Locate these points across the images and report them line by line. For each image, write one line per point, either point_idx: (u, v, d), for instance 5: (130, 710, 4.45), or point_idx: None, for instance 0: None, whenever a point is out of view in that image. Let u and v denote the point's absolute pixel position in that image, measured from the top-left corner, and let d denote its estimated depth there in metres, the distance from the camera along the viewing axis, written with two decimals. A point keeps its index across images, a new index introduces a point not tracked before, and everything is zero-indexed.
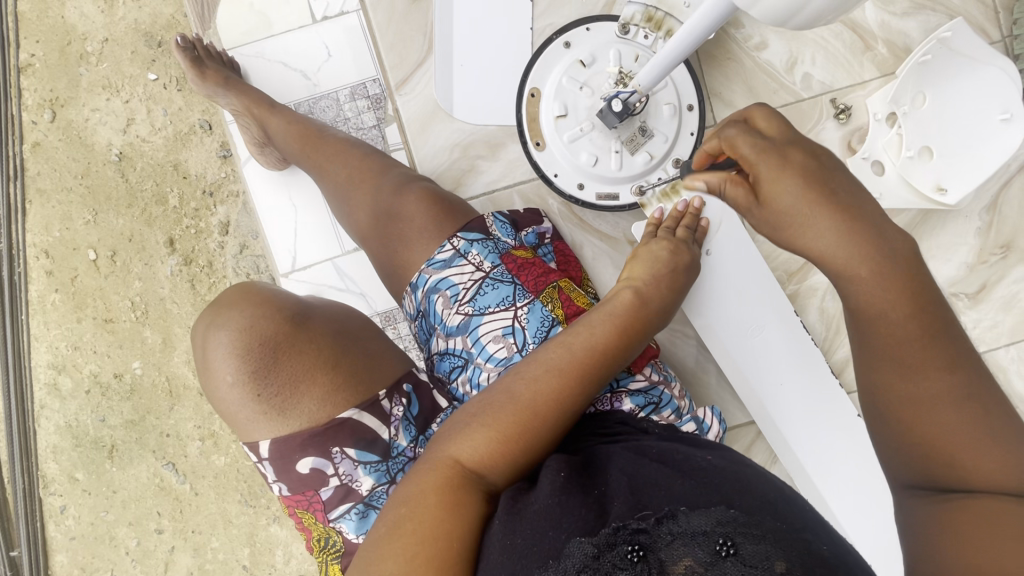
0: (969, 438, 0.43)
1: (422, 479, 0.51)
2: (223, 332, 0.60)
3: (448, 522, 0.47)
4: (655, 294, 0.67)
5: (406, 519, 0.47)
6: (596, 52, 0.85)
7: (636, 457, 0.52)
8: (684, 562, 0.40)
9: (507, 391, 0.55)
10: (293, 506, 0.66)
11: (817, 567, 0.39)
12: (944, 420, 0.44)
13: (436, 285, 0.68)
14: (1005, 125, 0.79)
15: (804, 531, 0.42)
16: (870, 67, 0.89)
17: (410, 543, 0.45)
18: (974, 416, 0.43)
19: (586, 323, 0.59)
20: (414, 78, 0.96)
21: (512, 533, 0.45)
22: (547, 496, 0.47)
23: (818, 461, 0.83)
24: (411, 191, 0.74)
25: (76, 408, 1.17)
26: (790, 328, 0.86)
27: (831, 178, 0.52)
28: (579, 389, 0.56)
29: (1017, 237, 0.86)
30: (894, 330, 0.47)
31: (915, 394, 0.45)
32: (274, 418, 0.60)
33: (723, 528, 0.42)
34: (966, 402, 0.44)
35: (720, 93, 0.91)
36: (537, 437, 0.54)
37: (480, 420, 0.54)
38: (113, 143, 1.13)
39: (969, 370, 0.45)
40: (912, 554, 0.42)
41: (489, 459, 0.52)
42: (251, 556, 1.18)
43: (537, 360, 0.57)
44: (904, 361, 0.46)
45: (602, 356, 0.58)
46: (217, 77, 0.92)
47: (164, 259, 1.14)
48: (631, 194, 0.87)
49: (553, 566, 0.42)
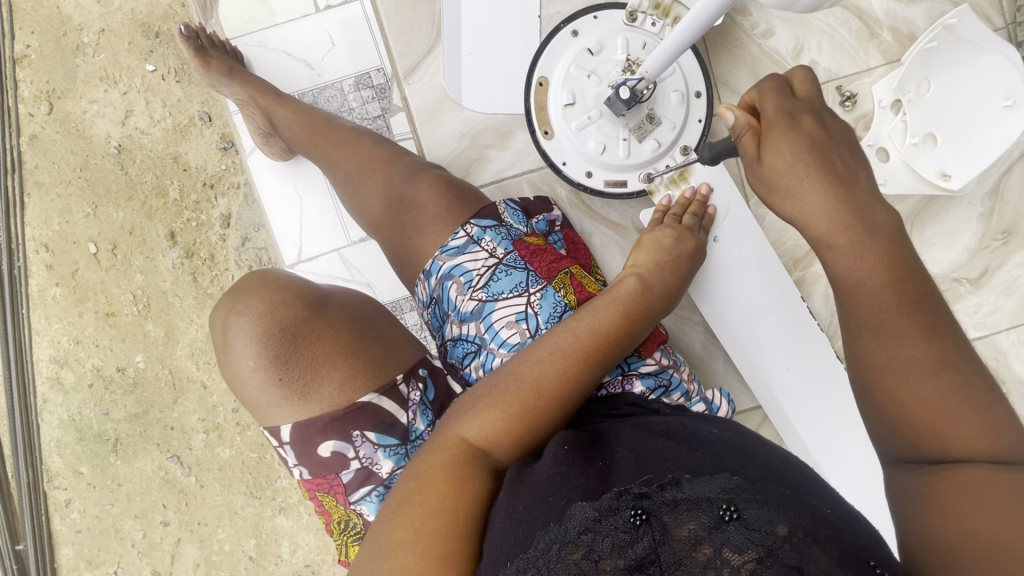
0: (949, 407, 0.43)
1: (430, 457, 0.52)
2: (244, 318, 0.60)
3: (455, 497, 0.48)
4: (661, 283, 0.68)
5: (413, 493, 0.49)
6: (604, 40, 0.85)
7: (643, 432, 0.53)
8: (687, 526, 0.41)
9: (513, 372, 0.56)
10: (313, 489, 0.67)
11: (818, 528, 0.40)
12: (920, 388, 0.44)
13: (449, 272, 0.69)
14: (1009, 111, 0.79)
15: (809, 495, 0.43)
16: (875, 54, 0.90)
17: (418, 514, 0.47)
18: (953, 385, 0.44)
19: (590, 307, 0.60)
20: (420, 68, 0.96)
21: (515, 501, 0.47)
22: (550, 464, 0.48)
23: (824, 442, 0.85)
24: (424, 178, 0.74)
25: (80, 401, 1.17)
26: (795, 313, 0.87)
27: (832, 149, 0.53)
28: (584, 370, 0.57)
29: (1018, 222, 0.87)
30: (876, 299, 0.48)
31: (895, 361, 0.45)
32: (296, 402, 0.61)
33: (727, 494, 0.42)
34: (945, 369, 0.44)
35: (726, 81, 0.92)
36: (544, 416, 0.54)
37: (488, 400, 0.54)
38: (111, 135, 1.12)
39: (948, 340, 0.45)
40: (904, 523, 0.42)
41: (496, 438, 0.53)
42: (257, 547, 1.19)
43: (543, 342, 0.58)
44: (886, 330, 0.46)
45: (605, 338, 0.58)
46: (221, 67, 0.92)
47: (166, 252, 1.13)
48: (639, 182, 0.87)
49: (555, 528, 0.43)
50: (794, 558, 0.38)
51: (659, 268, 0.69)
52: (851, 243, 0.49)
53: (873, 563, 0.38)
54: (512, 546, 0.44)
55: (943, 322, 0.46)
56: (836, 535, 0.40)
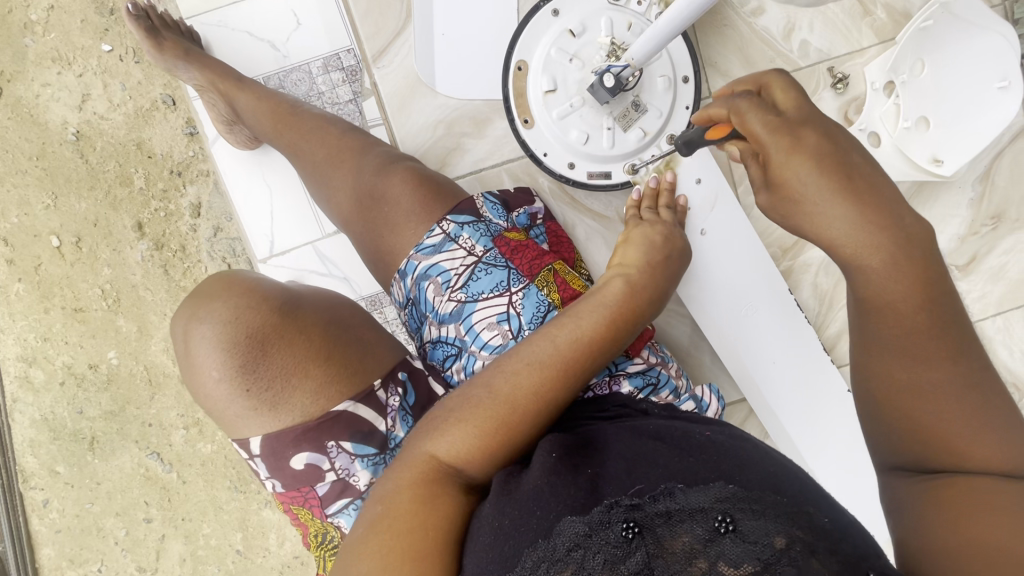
0: (973, 430, 0.42)
1: (400, 476, 0.50)
2: (206, 324, 0.57)
3: (424, 517, 0.47)
4: (648, 283, 0.64)
5: (383, 517, 0.47)
6: (586, 21, 0.80)
7: (633, 435, 0.51)
8: (682, 538, 0.40)
9: (486, 386, 0.53)
10: (288, 502, 0.64)
11: (818, 539, 0.39)
12: (940, 411, 0.43)
13: (426, 272, 0.65)
14: (1003, 93, 0.78)
15: (805, 503, 0.42)
16: (869, 33, 0.87)
17: (388, 539, 0.46)
18: (974, 405, 0.43)
19: (570, 315, 0.56)
20: (393, 49, 0.91)
21: (501, 514, 0.45)
22: (538, 475, 0.47)
23: (807, 432, 0.84)
24: (396, 170, 0.70)
25: (52, 400, 1.13)
26: (784, 304, 0.85)
27: (846, 158, 0.47)
28: (561, 381, 0.54)
29: (1008, 207, 0.86)
30: (903, 323, 0.44)
31: (916, 384, 0.44)
32: (265, 414, 0.58)
33: (723, 504, 0.41)
34: (966, 391, 0.43)
35: (715, 63, 0.88)
36: (518, 430, 0.52)
37: (458, 415, 0.52)
38: (68, 121, 1.05)
39: (969, 356, 0.44)
40: (907, 535, 0.42)
41: (468, 453, 0.51)
42: (244, 540, 1.17)
43: (519, 354, 0.55)
44: (910, 352, 0.44)
45: (588, 346, 0.55)
46: (176, 49, 0.85)
47: (134, 244, 1.08)
48: (623, 173, 0.84)
49: (543, 545, 0.42)
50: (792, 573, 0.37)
51: (643, 266, 0.66)
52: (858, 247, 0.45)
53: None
54: (497, 564, 0.42)
55: (965, 339, 0.45)
56: (835, 546, 0.39)
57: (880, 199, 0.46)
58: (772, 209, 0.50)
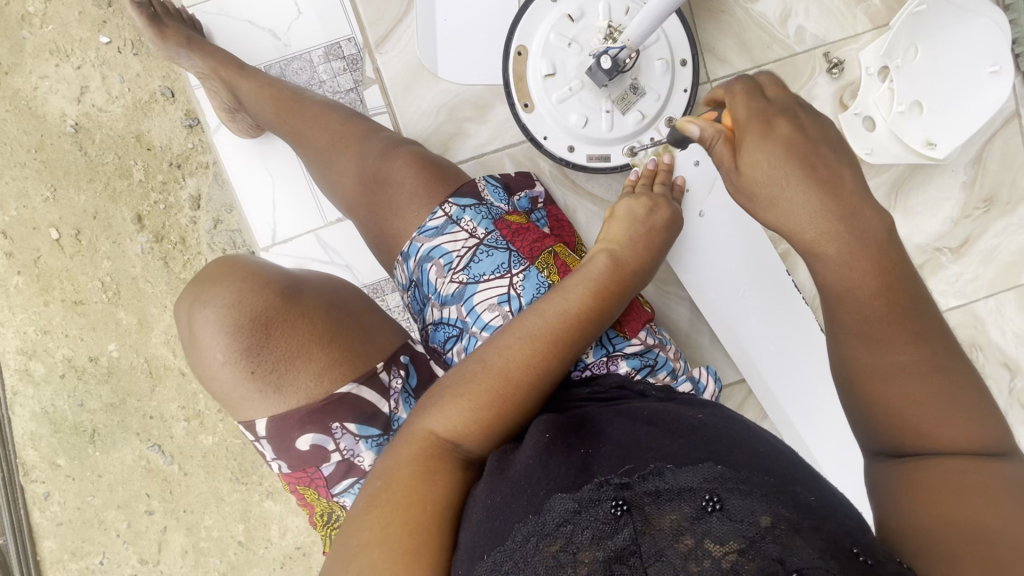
0: (941, 412, 0.43)
1: (399, 453, 0.52)
2: (209, 309, 0.57)
3: (422, 491, 0.48)
4: (630, 257, 0.66)
5: (381, 491, 0.49)
6: (584, 6, 0.81)
7: (627, 419, 0.52)
8: (670, 516, 0.41)
9: (480, 360, 0.55)
10: (293, 483, 0.65)
11: (802, 518, 0.40)
12: (907, 390, 0.44)
13: (429, 254, 0.66)
14: (994, 78, 0.80)
15: (793, 483, 0.43)
16: (863, 19, 0.88)
17: (386, 512, 0.47)
18: (941, 386, 0.44)
19: (560, 288, 0.58)
20: (395, 36, 0.91)
21: (494, 492, 0.47)
22: (530, 454, 0.48)
23: (803, 413, 0.86)
24: (398, 155, 0.71)
25: (52, 393, 1.13)
26: (781, 290, 0.86)
27: (816, 151, 0.50)
28: (552, 353, 0.55)
29: (999, 190, 0.88)
30: (866, 308, 0.47)
31: (881, 366, 0.46)
32: (270, 396, 0.59)
33: (711, 484, 0.42)
34: (933, 373, 0.44)
35: (713, 48, 0.89)
36: (513, 405, 0.54)
37: (454, 391, 0.54)
38: (67, 114, 1.05)
39: (938, 342, 0.46)
40: (883, 513, 0.42)
41: (465, 429, 0.52)
42: (246, 531, 1.18)
43: (511, 328, 0.56)
44: (875, 337, 0.46)
45: (576, 318, 0.57)
46: (177, 37, 0.86)
47: (134, 236, 1.08)
48: (622, 155, 0.85)
49: (533, 520, 0.43)
50: (776, 549, 0.37)
51: (643, 245, 0.68)
52: (823, 235, 0.48)
53: (856, 551, 0.37)
54: (487, 540, 0.43)
55: (935, 328, 0.46)
56: (820, 523, 0.40)
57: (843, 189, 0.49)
58: (755, 193, 0.52)
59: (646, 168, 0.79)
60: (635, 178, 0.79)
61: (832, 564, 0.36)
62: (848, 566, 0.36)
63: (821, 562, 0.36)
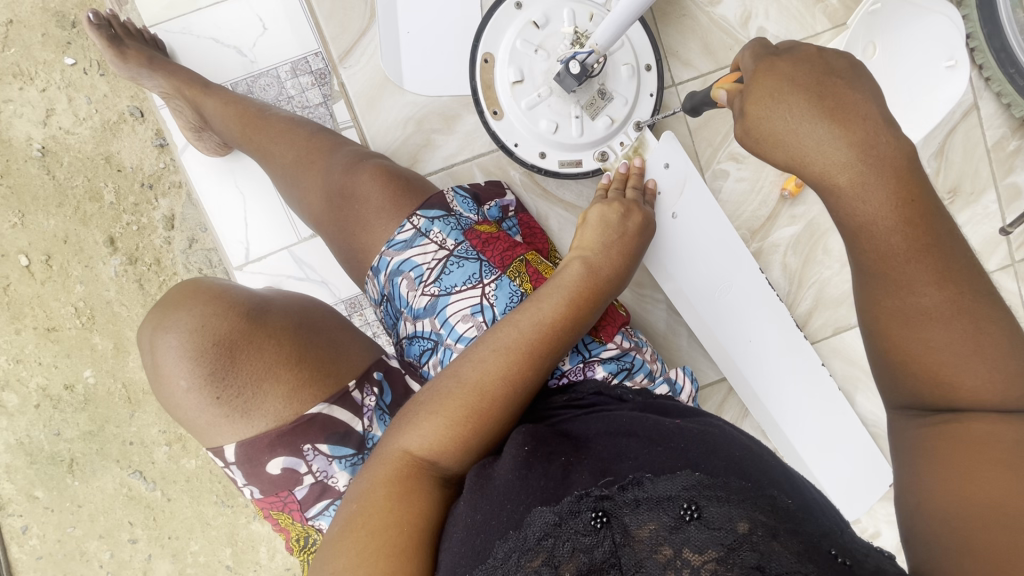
0: (964, 360, 0.40)
1: (374, 474, 0.51)
2: (171, 334, 0.56)
3: (398, 512, 0.47)
4: (605, 264, 0.65)
5: (356, 515, 0.48)
6: (549, 13, 0.81)
7: (608, 428, 0.52)
8: (648, 526, 0.40)
9: (455, 376, 0.54)
10: (267, 508, 0.64)
11: (779, 522, 0.40)
12: (930, 338, 0.41)
13: (398, 267, 0.66)
14: (951, 71, 0.80)
15: (770, 486, 0.43)
16: (822, 19, 0.90)
17: (360, 536, 0.46)
18: (968, 333, 0.40)
19: (533, 300, 0.57)
20: (358, 50, 0.91)
21: (473, 509, 0.46)
22: (509, 468, 0.47)
23: (785, 409, 0.86)
24: (364, 169, 0.70)
25: (27, 423, 1.10)
26: (757, 286, 0.87)
27: (826, 81, 0.45)
28: (527, 367, 0.55)
29: (962, 181, 0.90)
30: (882, 246, 0.43)
31: (904, 310, 0.42)
32: (238, 420, 0.58)
33: (689, 492, 0.42)
34: (958, 318, 0.40)
35: (676, 52, 0.90)
36: (488, 421, 0.53)
37: (429, 408, 0.53)
38: (33, 137, 1.03)
39: (967, 284, 0.41)
40: (902, 484, 0.40)
41: (439, 447, 0.52)
42: (234, 555, 1.16)
43: (486, 340, 0.56)
44: (894, 279, 0.42)
45: (550, 330, 0.56)
46: (139, 57, 0.84)
47: (106, 259, 1.06)
48: (594, 160, 0.85)
49: (514, 536, 0.42)
50: (754, 557, 0.37)
51: (618, 249, 0.68)
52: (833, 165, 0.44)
53: (833, 552, 0.38)
54: (468, 559, 0.43)
55: (963, 263, 0.42)
56: (798, 526, 0.40)
57: (859, 116, 0.44)
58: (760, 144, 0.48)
59: (619, 169, 0.80)
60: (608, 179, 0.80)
61: (810, 566, 0.36)
62: (824, 568, 0.36)
63: (799, 566, 0.36)
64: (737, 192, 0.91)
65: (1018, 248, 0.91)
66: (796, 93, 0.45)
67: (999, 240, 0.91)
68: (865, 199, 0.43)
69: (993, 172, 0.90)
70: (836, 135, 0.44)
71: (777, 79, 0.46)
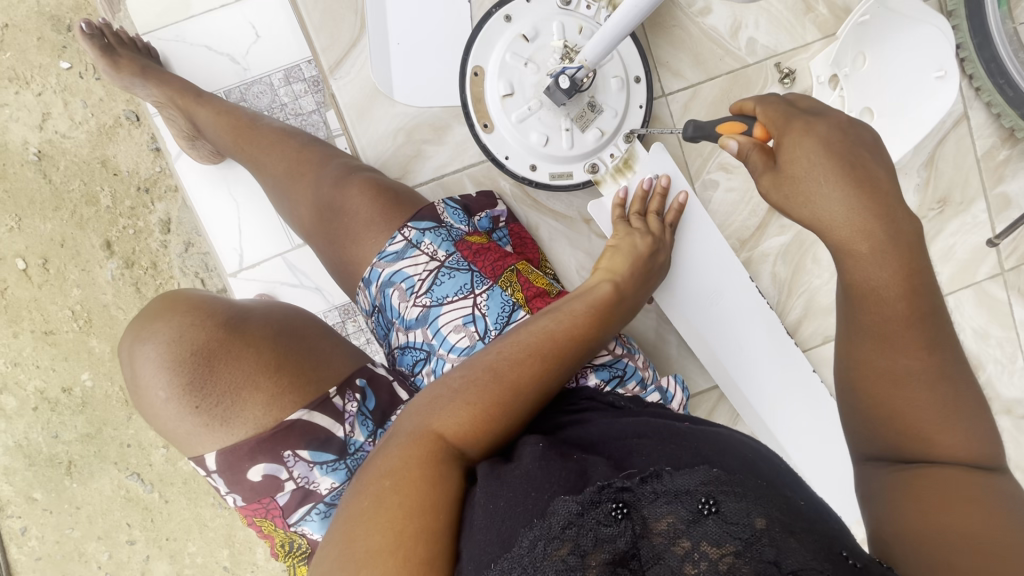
0: (943, 419, 0.41)
1: (402, 454, 0.48)
2: (150, 345, 0.57)
3: (431, 495, 0.45)
4: (630, 290, 0.68)
5: (390, 492, 0.45)
6: (538, 26, 0.81)
7: (620, 430, 0.52)
8: (666, 519, 0.40)
9: (490, 367, 0.53)
10: (250, 515, 0.65)
11: (794, 520, 0.40)
12: (913, 398, 0.42)
13: (390, 279, 0.66)
14: (941, 82, 0.79)
15: (784, 488, 0.43)
16: (813, 29, 0.90)
17: (394, 516, 0.43)
18: (945, 397, 0.41)
19: (569, 310, 0.58)
20: (349, 60, 0.91)
21: (494, 497, 0.44)
22: (529, 461, 0.47)
23: (777, 417, 0.87)
24: (353, 182, 0.71)
25: (26, 425, 1.11)
26: (752, 297, 0.88)
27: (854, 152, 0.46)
28: (559, 369, 0.55)
29: (952, 190, 0.90)
30: (878, 290, 0.43)
31: (891, 370, 0.43)
32: (218, 429, 0.58)
33: (707, 487, 0.41)
34: (938, 382, 0.42)
35: (667, 63, 0.90)
36: (516, 416, 0.52)
37: (463, 395, 0.51)
38: (29, 141, 1.03)
39: (949, 353, 0.43)
40: (879, 519, 0.41)
41: (469, 435, 0.50)
42: (231, 556, 1.17)
43: (521, 340, 0.55)
44: (887, 339, 0.43)
45: (584, 342, 0.57)
46: (132, 66, 0.85)
47: (103, 263, 1.06)
48: (584, 172, 0.86)
49: (538, 524, 0.41)
50: (771, 552, 0.37)
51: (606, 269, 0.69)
52: (858, 232, 0.44)
53: (846, 554, 0.38)
54: (493, 548, 0.41)
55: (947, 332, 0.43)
56: (811, 525, 0.40)
57: (881, 191, 0.45)
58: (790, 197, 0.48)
59: (641, 187, 0.82)
60: (626, 195, 0.82)
61: (827, 565, 0.36)
62: (841, 566, 0.36)
63: (815, 564, 0.36)
64: (728, 201, 0.92)
65: (1008, 257, 0.91)
66: (824, 157, 0.46)
67: (989, 249, 0.91)
68: (872, 258, 0.44)
69: (983, 182, 0.90)
70: (852, 199, 0.45)
71: (815, 140, 0.47)
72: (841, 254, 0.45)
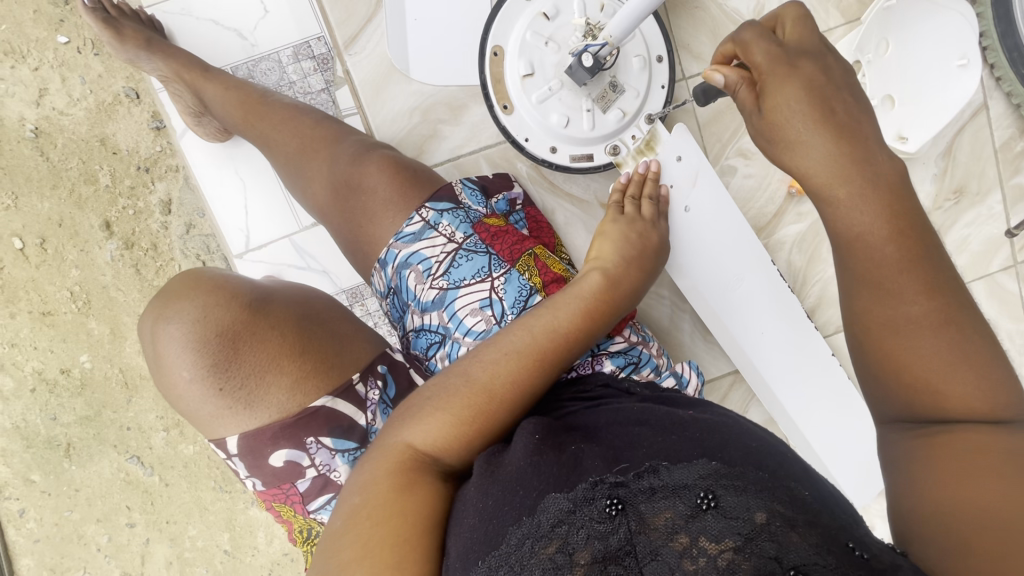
0: (948, 364, 0.41)
1: (374, 466, 0.49)
2: (172, 325, 0.55)
3: (403, 504, 0.45)
4: (623, 275, 0.64)
5: (359, 507, 0.46)
6: (559, 4, 0.80)
7: (622, 422, 0.50)
8: (664, 514, 0.40)
9: (464, 374, 0.52)
10: (269, 500, 0.64)
11: (797, 513, 0.39)
12: (921, 346, 0.42)
13: (406, 260, 0.65)
14: (963, 70, 0.79)
15: (788, 479, 0.42)
16: (835, 14, 0.89)
17: (364, 528, 0.44)
18: (953, 342, 0.41)
19: (550, 305, 0.56)
20: (363, 36, 0.89)
21: (483, 496, 0.44)
22: (520, 455, 0.45)
23: (795, 400, 0.88)
24: (372, 159, 0.70)
25: (23, 407, 1.09)
26: (769, 279, 0.87)
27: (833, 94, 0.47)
28: (539, 367, 0.53)
29: (968, 181, 0.90)
30: (876, 253, 0.44)
31: (895, 320, 0.43)
32: (241, 412, 0.57)
33: (706, 481, 0.41)
34: (944, 327, 0.41)
35: (687, 45, 0.89)
36: (497, 420, 0.51)
37: (435, 404, 0.51)
38: (25, 117, 1.01)
39: (951, 294, 0.43)
40: (896, 489, 0.40)
41: (444, 443, 0.50)
42: (232, 540, 1.16)
43: (496, 342, 0.54)
44: (884, 287, 0.43)
45: (564, 335, 0.55)
46: (137, 38, 0.82)
47: (102, 243, 1.04)
48: (605, 155, 0.84)
49: (527, 522, 0.41)
50: (772, 547, 0.37)
51: (635, 261, 0.66)
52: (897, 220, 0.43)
53: (852, 545, 0.37)
54: (480, 545, 0.41)
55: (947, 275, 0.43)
56: (815, 518, 0.39)
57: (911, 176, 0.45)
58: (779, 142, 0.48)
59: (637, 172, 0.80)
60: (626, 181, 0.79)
61: (829, 559, 0.36)
62: (846, 563, 0.35)
63: (818, 558, 0.36)
64: (746, 187, 0.91)
65: (1020, 250, 0.91)
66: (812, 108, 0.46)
67: (1003, 241, 0.91)
68: (910, 245, 0.43)
69: (999, 174, 0.90)
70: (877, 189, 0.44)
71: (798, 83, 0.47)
72: (878, 242, 0.44)
